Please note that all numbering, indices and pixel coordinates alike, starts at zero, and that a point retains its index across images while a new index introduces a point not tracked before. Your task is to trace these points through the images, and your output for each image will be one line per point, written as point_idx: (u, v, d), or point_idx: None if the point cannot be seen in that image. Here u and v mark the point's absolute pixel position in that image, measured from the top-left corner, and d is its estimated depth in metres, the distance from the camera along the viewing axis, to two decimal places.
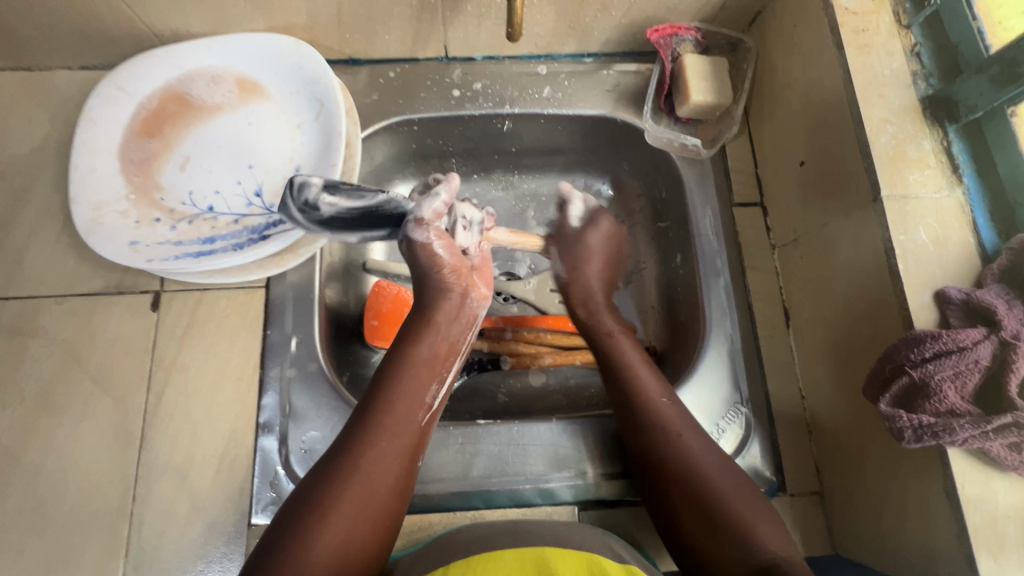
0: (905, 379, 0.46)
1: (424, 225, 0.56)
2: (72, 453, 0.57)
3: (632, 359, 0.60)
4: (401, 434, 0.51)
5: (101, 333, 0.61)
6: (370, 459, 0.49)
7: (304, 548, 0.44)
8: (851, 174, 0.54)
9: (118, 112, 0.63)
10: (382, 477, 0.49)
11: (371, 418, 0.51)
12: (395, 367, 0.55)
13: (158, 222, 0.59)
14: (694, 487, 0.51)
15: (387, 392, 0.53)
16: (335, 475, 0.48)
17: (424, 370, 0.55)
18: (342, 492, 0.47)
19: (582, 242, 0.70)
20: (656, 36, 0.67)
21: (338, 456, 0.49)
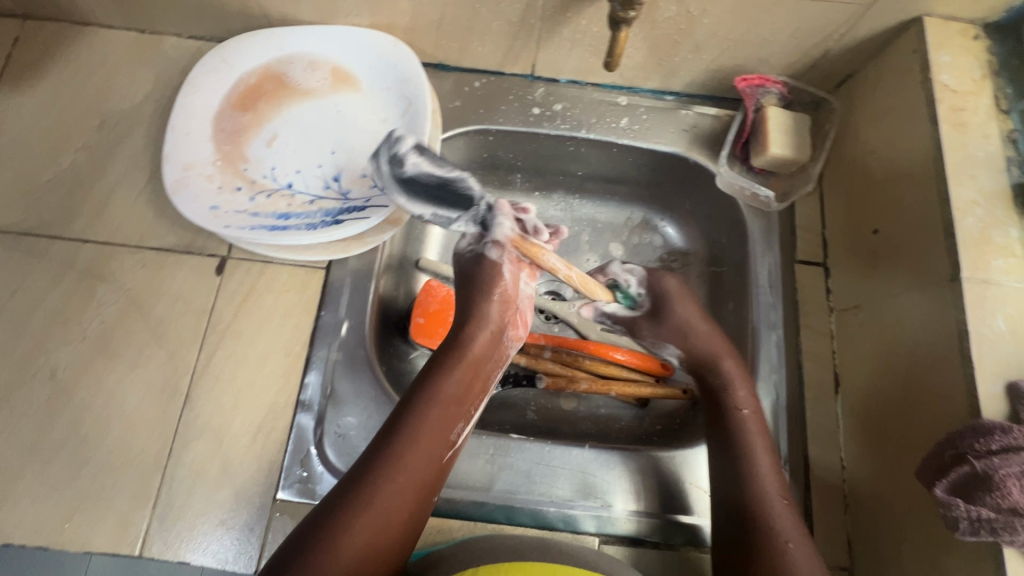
0: (965, 468, 0.44)
1: (500, 245, 0.58)
2: (121, 397, 0.59)
3: (759, 445, 0.57)
4: (423, 468, 0.51)
5: (165, 288, 0.63)
6: (392, 492, 0.49)
7: None
8: (930, 250, 0.54)
9: (218, 84, 0.66)
10: (399, 509, 0.49)
11: (397, 445, 0.51)
12: (428, 396, 0.53)
13: (239, 191, 0.62)
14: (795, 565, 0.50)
15: (417, 422, 0.52)
16: (353, 502, 0.48)
17: (453, 405, 0.54)
18: (362, 519, 0.48)
19: (672, 308, 0.66)
20: (742, 85, 0.68)
21: (350, 493, 0.49)
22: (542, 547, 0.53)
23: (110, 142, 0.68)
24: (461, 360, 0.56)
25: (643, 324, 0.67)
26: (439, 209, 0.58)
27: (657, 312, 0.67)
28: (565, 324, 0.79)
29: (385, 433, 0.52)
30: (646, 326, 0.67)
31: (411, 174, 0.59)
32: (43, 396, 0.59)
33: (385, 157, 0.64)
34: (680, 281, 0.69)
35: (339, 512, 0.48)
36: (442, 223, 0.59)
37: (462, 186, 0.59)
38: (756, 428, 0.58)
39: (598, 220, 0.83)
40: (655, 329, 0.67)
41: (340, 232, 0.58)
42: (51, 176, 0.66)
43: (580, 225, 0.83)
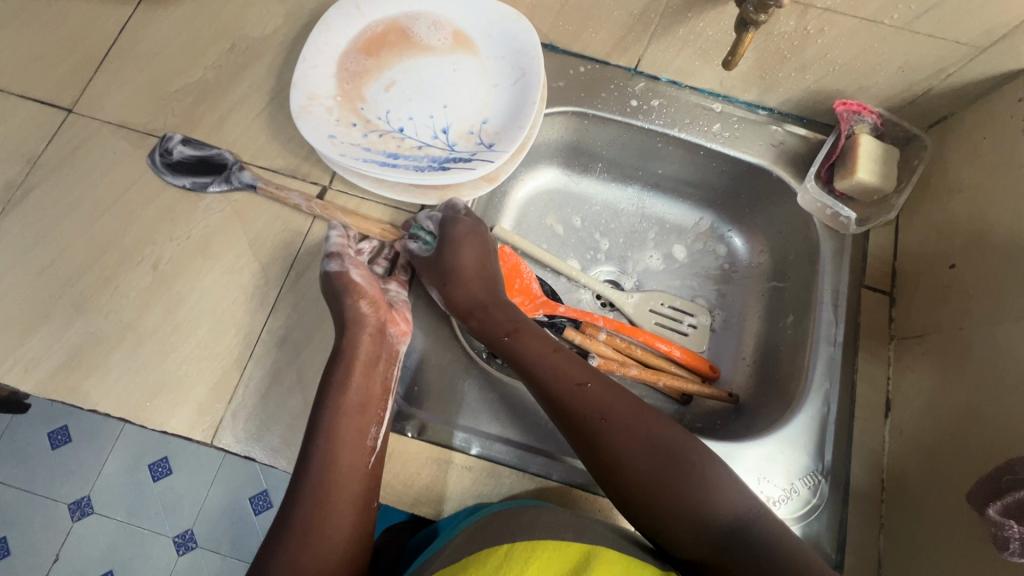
0: (1022, 493, 0.45)
1: (337, 255, 0.62)
2: (213, 297, 0.63)
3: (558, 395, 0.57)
4: (342, 477, 0.54)
5: (267, 205, 0.67)
6: (321, 511, 0.52)
7: None
8: (1011, 289, 0.55)
9: (349, 26, 0.70)
10: (339, 523, 0.52)
11: (313, 462, 0.54)
12: (332, 413, 0.56)
13: (354, 126, 0.66)
14: (676, 482, 0.51)
15: (328, 439, 0.55)
16: (295, 529, 0.51)
17: (358, 414, 0.56)
18: (307, 537, 0.51)
19: (449, 249, 0.64)
20: (842, 108, 0.70)
21: (293, 519, 0.52)
22: (577, 526, 0.49)
23: (237, 64, 0.73)
24: (354, 369, 0.57)
25: (424, 271, 0.65)
26: (198, 178, 0.66)
27: (439, 257, 0.64)
28: (620, 313, 0.81)
29: (302, 457, 0.54)
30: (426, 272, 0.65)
31: (178, 160, 0.67)
32: (144, 282, 0.63)
33: (493, 119, 0.67)
34: (476, 221, 0.67)
35: (288, 533, 0.51)
36: (201, 188, 0.66)
37: (220, 158, 0.68)
38: (601, 393, 0.57)
39: (668, 220, 0.87)
40: (433, 276, 0.65)
41: (445, 177, 0.62)
42: (180, 86, 0.71)
43: (648, 222, 0.87)
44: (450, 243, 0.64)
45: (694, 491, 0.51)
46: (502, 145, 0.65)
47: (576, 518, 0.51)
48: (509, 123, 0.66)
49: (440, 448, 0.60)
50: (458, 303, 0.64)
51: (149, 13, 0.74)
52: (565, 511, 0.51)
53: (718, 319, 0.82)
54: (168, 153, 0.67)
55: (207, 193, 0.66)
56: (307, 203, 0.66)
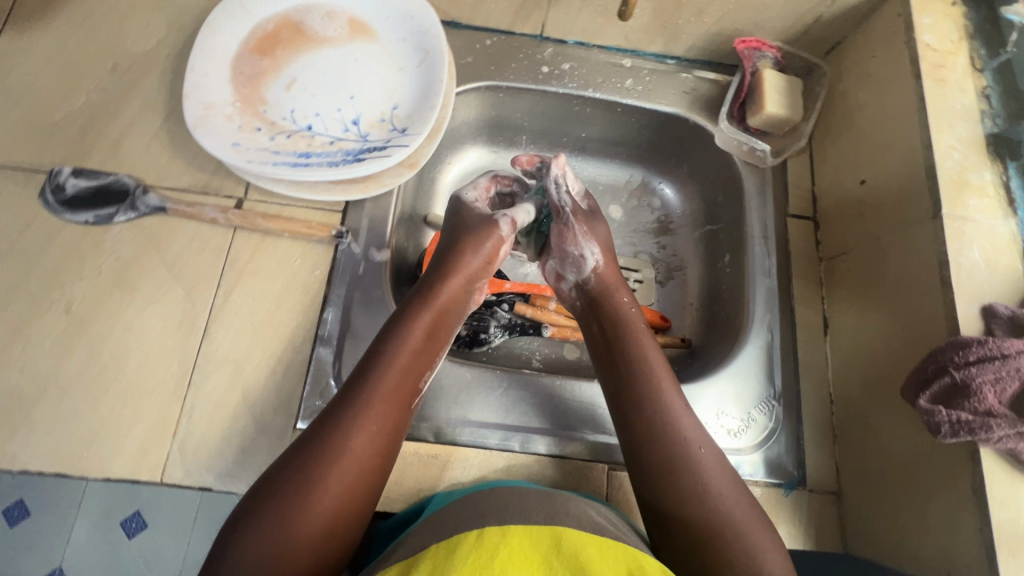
0: (946, 379, 0.49)
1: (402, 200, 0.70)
2: (138, 330, 0.59)
3: (673, 400, 0.56)
4: (350, 457, 0.48)
5: (182, 226, 0.63)
6: (317, 489, 0.46)
7: (285, 527, 0.44)
8: (914, 193, 0.58)
9: (236, 28, 0.66)
10: (367, 445, 0.49)
11: (330, 430, 0.49)
12: (369, 391, 0.52)
13: (260, 131, 0.63)
14: (724, 537, 0.49)
15: (355, 412, 0.50)
16: (329, 431, 0.49)
17: (423, 343, 0.57)
18: (285, 517, 0.45)
19: (596, 228, 0.68)
20: (742, 46, 0.72)
21: (329, 422, 0.50)
22: (549, 510, 0.47)
23: (123, 84, 0.68)
24: (402, 355, 0.55)
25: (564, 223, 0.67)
26: (100, 210, 0.62)
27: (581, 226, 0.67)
28: None
29: (362, 364, 0.54)
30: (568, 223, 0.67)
31: (73, 194, 0.63)
32: (58, 328, 0.59)
33: (403, 103, 0.65)
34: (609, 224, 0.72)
35: (264, 504, 0.45)
36: (106, 220, 0.62)
37: (119, 185, 0.64)
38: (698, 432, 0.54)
39: (599, 182, 0.87)
40: (577, 234, 0.67)
41: (361, 168, 0.60)
42: (63, 115, 0.66)
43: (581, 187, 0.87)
44: (595, 222, 0.69)
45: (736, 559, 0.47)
46: (416, 128, 0.63)
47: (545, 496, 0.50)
48: (420, 105, 0.64)
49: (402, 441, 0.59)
50: (608, 279, 0.65)
51: (13, 41, 0.69)
52: (535, 491, 0.50)
53: (662, 271, 0.83)
54: (60, 189, 0.63)
55: (114, 223, 0.62)
56: (223, 215, 0.63)
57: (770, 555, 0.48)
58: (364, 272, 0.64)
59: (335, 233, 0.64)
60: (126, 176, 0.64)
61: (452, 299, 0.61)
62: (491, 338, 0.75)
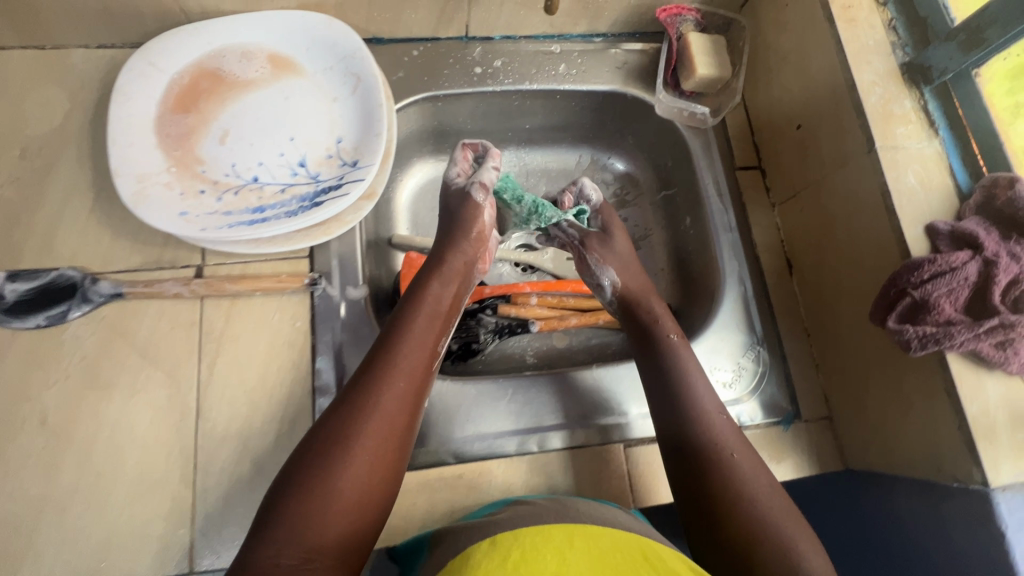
0: (908, 300, 0.53)
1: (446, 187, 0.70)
2: (127, 426, 0.57)
3: (689, 364, 0.62)
4: (379, 420, 0.50)
5: (144, 308, 0.60)
6: (352, 450, 0.48)
7: (330, 479, 0.46)
8: (848, 132, 0.62)
9: (151, 88, 0.62)
10: (397, 406, 0.52)
11: (357, 394, 0.51)
12: (390, 359, 0.54)
13: (204, 193, 0.60)
14: (716, 472, 0.53)
15: (378, 379, 0.52)
16: (363, 390, 0.52)
17: (434, 317, 0.60)
18: (323, 480, 0.46)
19: (615, 245, 0.74)
20: (663, 15, 0.74)
21: (361, 381, 0.53)
22: (561, 511, 0.51)
23: (38, 169, 0.63)
24: (415, 328, 0.58)
25: (593, 240, 0.74)
26: (49, 309, 0.58)
27: (604, 241, 0.74)
28: (543, 272, 0.84)
29: (387, 330, 0.57)
30: (597, 240, 0.74)
31: (14, 299, 0.58)
32: (39, 444, 0.55)
33: (347, 134, 0.63)
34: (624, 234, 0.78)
35: (301, 472, 0.47)
36: (59, 319, 0.58)
37: (64, 279, 0.59)
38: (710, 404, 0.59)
39: (552, 168, 0.88)
40: (603, 246, 0.73)
41: (322, 213, 0.58)
42: None
43: (535, 176, 0.88)
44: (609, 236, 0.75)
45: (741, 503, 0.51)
46: (367, 158, 0.61)
47: (558, 504, 0.53)
48: (365, 133, 0.63)
49: (424, 469, 0.60)
50: (637, 287, 0.71)
51: None
52: (546, 500, 0.54)
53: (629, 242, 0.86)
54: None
55: (70, 320, 0.58)
56: (187, 287, 0.60)
57: (750, 470, 0.53)
58: (348, 315, 0.64)
59: (309, 281, 0.62)
60: (68, 268, 0.60)
61: (462, 277, 0.65)
62: (482, 347, 0.76)
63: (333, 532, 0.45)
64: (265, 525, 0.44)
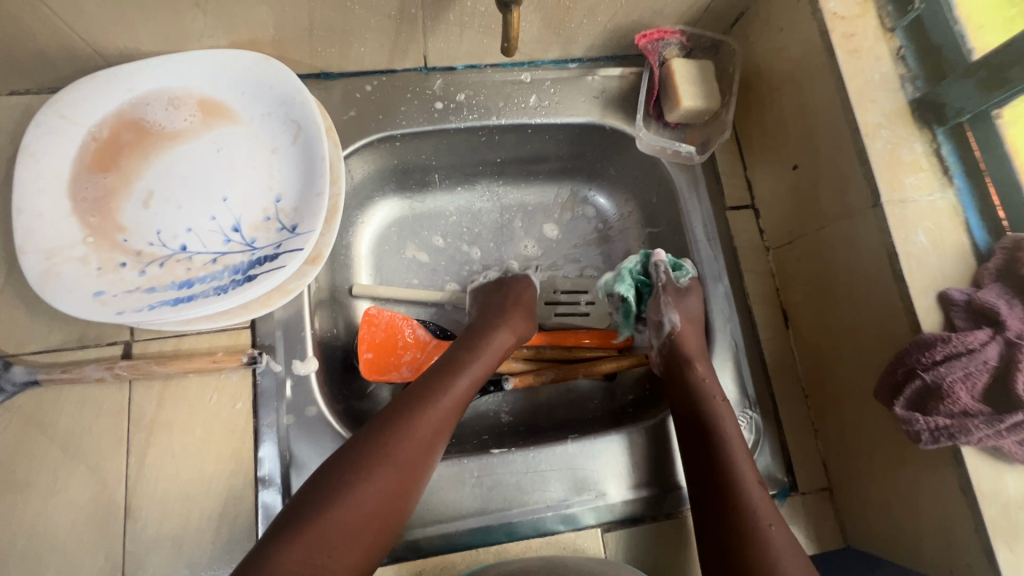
0: (917, 382, 0.47)
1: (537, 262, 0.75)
2: (47, 530, 0.51)
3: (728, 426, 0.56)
4: (415, 444, 0.51)
5: (65, 394, 0.54)
6: (388, 467, 0.49)
7: (350, 494, 0.47)
8: (849, 180, 0.55)
9: (64, 145, 0.55)
10: (434, 445, 0.52)
11: (404, 412, 0.52)
12: (439, 392, 0.55)
13: (124, 267, 0.53)
14: (744, 529, 0.49)
15: (421, 404, 0.53)
16: (406, 413, 0.52)
17: (486, 365, 0.61)
18: (356, 491, 0.47)
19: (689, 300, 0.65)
20: (643, 41, 0.65)
21: (406, 404, 0.53)
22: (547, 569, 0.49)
23: None
24: (466, 367, 0.59)
25: (671, 291, 0.65)
26: None
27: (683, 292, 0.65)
28: None
29: (439, 367, 0.58)
30: (672, 292, 0.65)
31: None
32: None
33: (286, 192, 0.56)
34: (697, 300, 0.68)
35: (338, 480, 0.47)
36: None
37: None
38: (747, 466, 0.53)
39: (528, 202, 0.81)
40: (681, 299, 0.64)
41: (254, 289, 0.51)
42: None
43: (510, 211, 0.81)
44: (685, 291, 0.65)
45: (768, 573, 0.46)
46: (306, 223, 0.54)
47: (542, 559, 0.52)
48: (306, 191, 0.56)
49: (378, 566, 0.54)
50: (693, 348, 0.62)
51: None
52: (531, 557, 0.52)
53: None
54: None
55: None
56: (110, 372, 0.54)
57: (783, 542, 0.48)
58: (294, 392, 0.58)
59: (248, 358, 0.56)
60: None
61: (511, 326, 0.66)
62: None
63: (352, 550, 0.46)
64: (292, 529, 0.44)
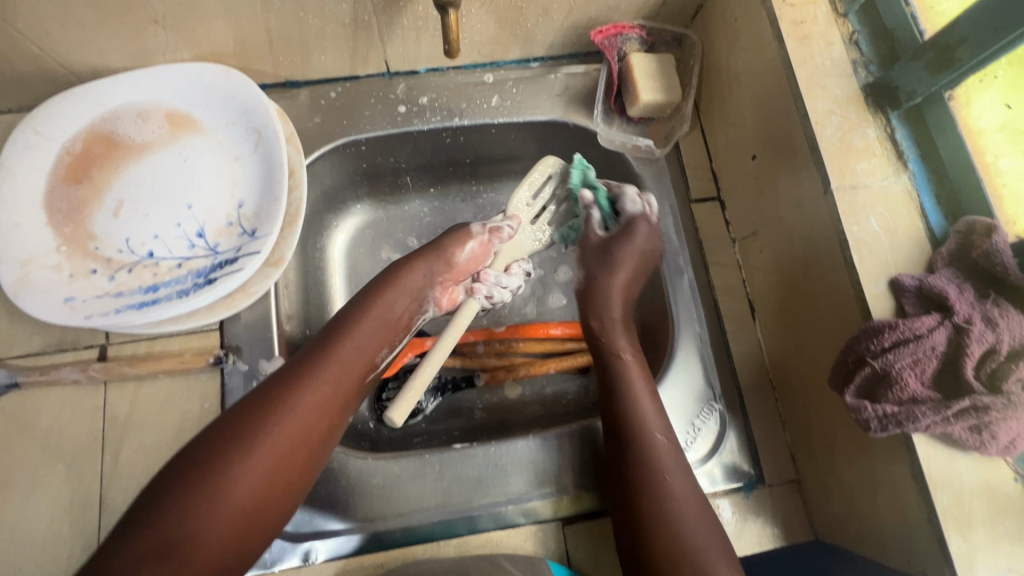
0: (867, 370, 0.46)
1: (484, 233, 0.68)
2: (27, 525, 0.54)
3: (643, 396, 0.57)
4: (290, 424, 0.50)
5: (44, 395, 0.57)
6: (258, 449, 0.48)
7: (220, 480, 0.46)
8: (803, 168, 0.54)
9: (38, 160, 0.58)
10: (318, 416, 0.52)
11: (273, 390, 0.51)
12: (323, 359, 0.54)
13: (95, 273, 0.56)
14: (652, 517, 0.51)
15: (298, 380, 0.52)
16: (282, 386, 0.51)
17: (381, 330, 0.60)
18: (226, 473, 0.46)
19: (614, 255, 0.66)
20: (600, 37, 0.65)
21: (283, 377, 0.52)
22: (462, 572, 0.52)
23: None
24: (354, 334, 0.57)
25: (592, 240, 0.69)
26: None
27: (608, 243, 0.67)
28: (494, 316, 0.78)
29: (324, 332, 0.57)
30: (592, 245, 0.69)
31: None
32: None
33: (248, 198, 0.59)
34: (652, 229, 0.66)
35: (184, 480, 0.45)
36: None
37: None
38: (654, 420, 0.56)
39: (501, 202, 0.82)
40: (602, 252, 0.68)
41: (212, 293, 0.53)
42: None
43: (484, 211, 0.82)
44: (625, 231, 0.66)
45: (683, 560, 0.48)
46: (264, 227, 0.56)
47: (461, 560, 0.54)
48: (266, 196, 0.58)
49: (343, 558, 0.56)
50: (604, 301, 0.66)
51: None
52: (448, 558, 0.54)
53: None
54: None
55: None
56: (86, 373, 0.57)
57: (699, 523, 0.50)
58: None
59: (215, 358, 0.58)
60: None
61: (419, 284, 0.64)
62: (424, 406, 0.72)
63: (209, 543, 0.44)
64: (144, 529, 0.43)
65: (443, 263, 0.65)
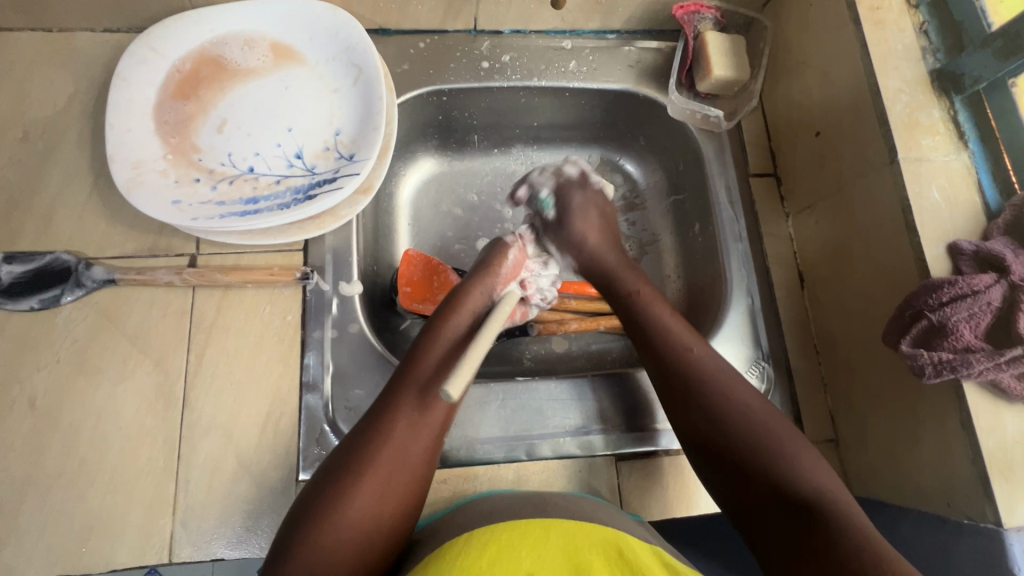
0: (924, 322, 0.50)
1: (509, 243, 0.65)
2: (113, 413, 0.57)
3: (665, 317, 0.60)
4: (386, 459, 0.49)
5: (136, 294, 0.60)
6: (361, 486, 0.48)
7: (337, 514, 0.47)
8: (869, 141, 0.59)
9: (151, 73, 0.62)
10: (409, 444, 0.51)
11: (370, 428, 0.51)
12: (406, 391, 0.53)
13: (199, 182, 0.59)
14: (709, 406, 0.54)
15: (389, 413, 0.51)
16: (375, 423, 0.51)
17: (455, 346, 0.56)
18: (342, 508, 0.47)
19: (568, 228, 0.65)
20: (680, 12, 0.71)
21: (375, 413, 0.52)
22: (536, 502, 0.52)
23: (40, 153, 0.63)
24: (431, 357, 0.55)
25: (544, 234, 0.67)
26: (42, 293, 0.58)
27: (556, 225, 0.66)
28: None
29: (405, 359, 0.56)
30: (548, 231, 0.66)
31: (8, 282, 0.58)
32: (26, 427, 0.55)
33: (345, 127, 0.62)
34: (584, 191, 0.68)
35: (302, 528, 0.46)
36: (52, 304, 0.58)
37: (60, 263, 0.59)
38: (687, 338, 0.58)
39: None
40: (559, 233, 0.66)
41: (311, 206, 0.57)
42: None
43: None
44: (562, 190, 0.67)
45: (771, 468, 0.50)
46: (362, 154, 0.60)
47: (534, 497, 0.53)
48: (363, 127, 0.62)
49: None
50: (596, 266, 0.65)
51: None
52: (524, 493, 0.54)
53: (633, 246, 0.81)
54: None
55: (63, 305, 0.58)
56: (179, 276, 0.60)
57: (761, 411, 0.53)
58: (339, 311, 0.62)
59: (300, 275, 0.61)
60: (64, 253, 0.60)
61: (481, 301, 0.60)
62: None
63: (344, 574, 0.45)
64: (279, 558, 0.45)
65: (493, 275, 0.62)
